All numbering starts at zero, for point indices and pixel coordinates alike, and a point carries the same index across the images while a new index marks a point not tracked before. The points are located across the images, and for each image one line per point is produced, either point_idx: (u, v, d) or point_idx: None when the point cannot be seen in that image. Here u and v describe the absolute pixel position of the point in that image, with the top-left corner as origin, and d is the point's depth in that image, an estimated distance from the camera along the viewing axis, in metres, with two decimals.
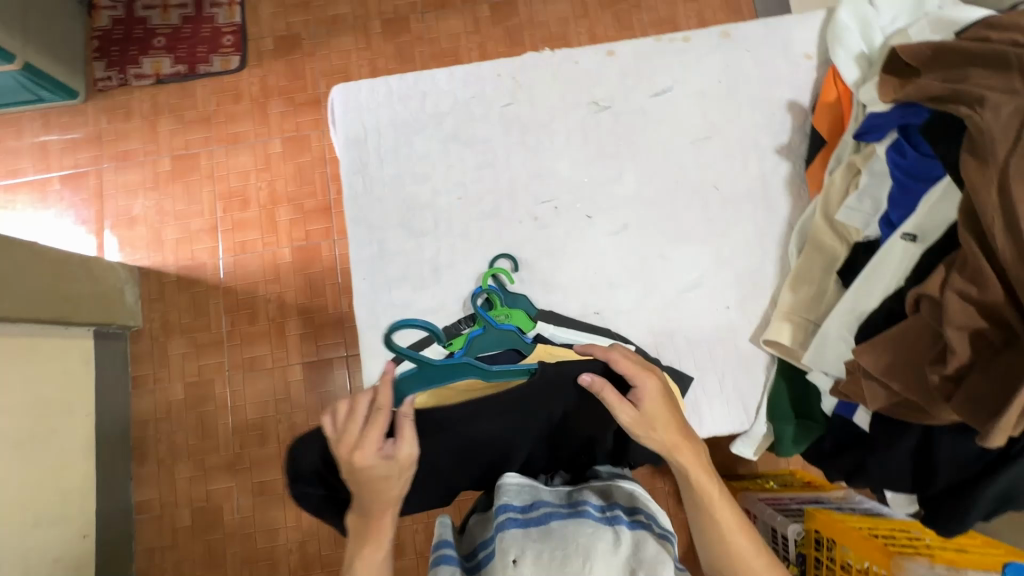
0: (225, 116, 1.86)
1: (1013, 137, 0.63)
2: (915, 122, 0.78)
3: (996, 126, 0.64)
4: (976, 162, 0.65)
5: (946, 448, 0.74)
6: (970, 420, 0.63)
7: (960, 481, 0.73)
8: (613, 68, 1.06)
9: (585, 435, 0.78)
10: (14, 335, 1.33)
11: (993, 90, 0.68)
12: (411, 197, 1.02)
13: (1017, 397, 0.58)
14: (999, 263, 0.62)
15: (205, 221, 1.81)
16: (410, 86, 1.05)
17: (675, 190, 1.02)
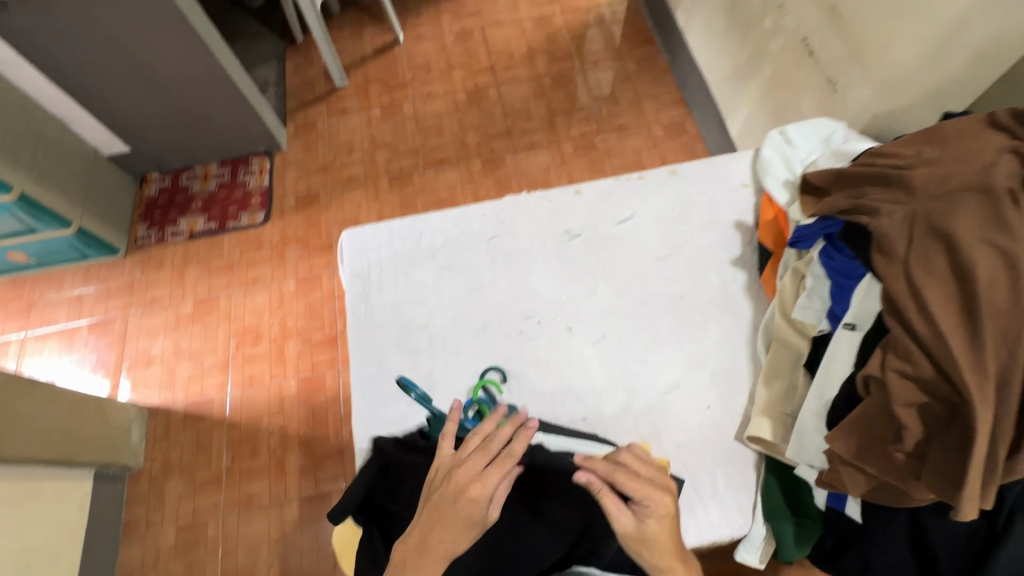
0: (246, 262, 2.08)
1: (907, 238, 0.76)
2: (835, 231, 0.92)
3: (893, 230, 0.77)
4: (883, 258, 0.77)
5: (935, 530, 0.77)
6: (941, 495, 0.66)
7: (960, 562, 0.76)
8: (581, 203, 1.24)
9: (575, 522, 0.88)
10: (26, 477, 1.34)
11: (884, 201, 0.82)
12: (408, 320, 1.13)
13: (971, 467, 0.62)
14: (923, 343, 0.69)
15: (218, 358, 1.91)
16: (408, 227, 1.23)
17: (646, 301, 1.13)
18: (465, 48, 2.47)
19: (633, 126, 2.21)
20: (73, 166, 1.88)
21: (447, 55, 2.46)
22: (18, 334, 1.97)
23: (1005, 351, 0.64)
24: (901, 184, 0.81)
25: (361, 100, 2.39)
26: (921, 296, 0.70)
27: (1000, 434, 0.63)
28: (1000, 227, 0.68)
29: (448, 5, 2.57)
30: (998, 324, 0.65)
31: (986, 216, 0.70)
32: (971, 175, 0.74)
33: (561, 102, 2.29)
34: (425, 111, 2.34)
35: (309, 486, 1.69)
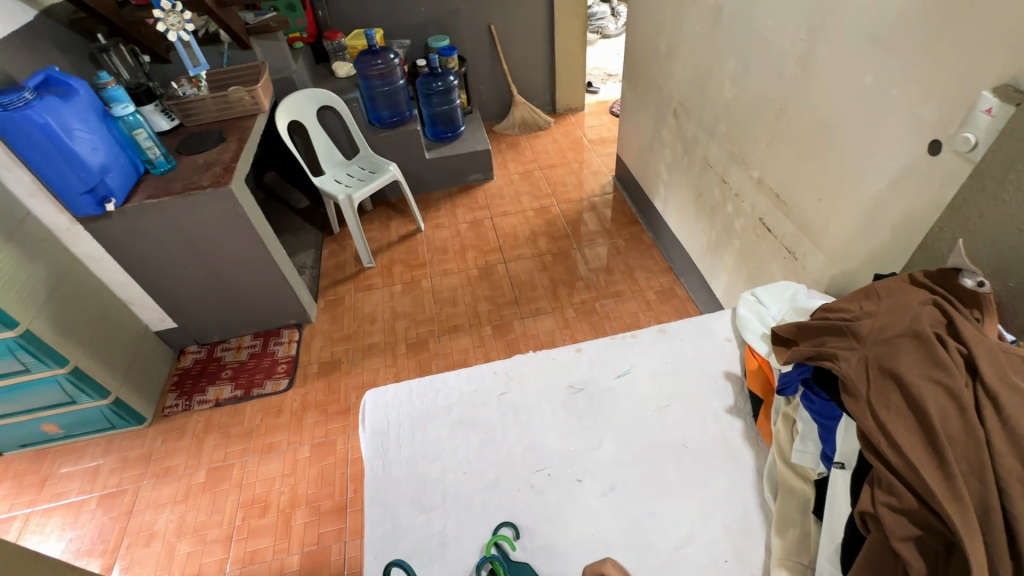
0: (265, 428, 2.15)
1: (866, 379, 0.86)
2: (809, 376, 1.02)
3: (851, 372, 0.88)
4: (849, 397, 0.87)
5: None
6: None
7: None
8: (582, 360, 1.38)
9: None
10: None
11: (841, 348, 0.95)
12: (422, 474, 1.18)
13: None
14: (902, 474, 0.75)
15: (222, 531, 1.86)
16: (426, 386, 1.35)
17: (650, 450, 1.19)
18: (477, 233, 2.89)
19: (627, 293, 2.46)
20: (120, 341, 2.10)
21: (461, 239, 2.87)
22: (25, 509, 1.95)
23: (973, 478, 0.70)
24: (852, 333, 0.95)
25: (385, 278, 2.72)
26: (888, 429, 0.79)
27: (997, 565, 0.65)
28: (937, 365, 0.79)
29: (462, 201, 3.08)
30: (960, 453, 0.72)
31: (923, 356, 0.82)
32: (903, 323, 0.87)
33: (561, 273, 2.60)
34: (441, 285, 2.64)
35: None
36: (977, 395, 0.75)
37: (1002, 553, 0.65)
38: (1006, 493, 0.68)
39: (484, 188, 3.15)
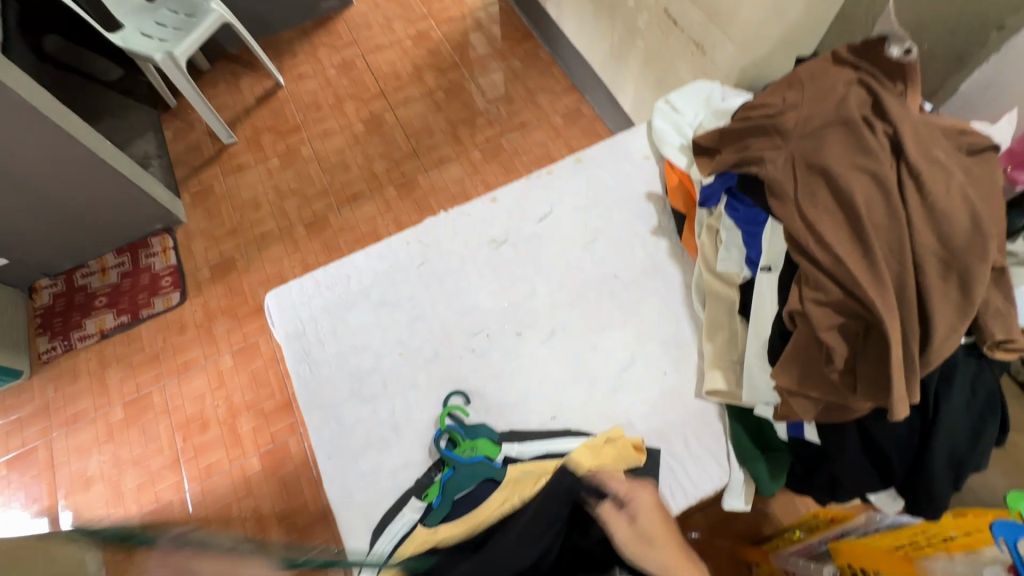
0: (173, 348, 1.94)
1: (793, 178, 0.82)
2: (733, 184, 0.99)
3: (778, 173, 0.83)
4: (777, 201, 0.83)
5: (884, 433, 0.80)
6: (877, 401, 0.72)
7: (911, 454, 0.80)
8: (499, 210, 1.26)
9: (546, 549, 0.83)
10: None
11: (765, 148, 0.88)
12: (356, 367, 1.10)
13: (894, 372, 0.68)
14: (827, 269, 0.76)
15: (166, 456, 1.77)
16: (333, 274, 1.20)
17: (583, 288, 1.17)
18: (350, 79, 2.42)
19: (534, 121, 2.25)
20: None
21: (334, 89, 2.41)
22: None
23: (893, 259, 0.71)
24: (776, 131, 0.88)
25: (256, 153, 2.29)
26: (816, 227, 0.77)
27: (909, 333, 0.69)
28: (864, 152, 0.76)
29: (322, 40, 2.51)
30: (883, 238, 0.72)
31: (851, 144, 0.78)
32: (830, 111, 0.81)
33: (459, 112, 2.30)
34: (325, 150, 2.27)
35: None
36: (901, 177, 0.73)
37: (914, 321, 0.70)
38: (921, 268, 0.70)
39: (345, 17, 2.56)
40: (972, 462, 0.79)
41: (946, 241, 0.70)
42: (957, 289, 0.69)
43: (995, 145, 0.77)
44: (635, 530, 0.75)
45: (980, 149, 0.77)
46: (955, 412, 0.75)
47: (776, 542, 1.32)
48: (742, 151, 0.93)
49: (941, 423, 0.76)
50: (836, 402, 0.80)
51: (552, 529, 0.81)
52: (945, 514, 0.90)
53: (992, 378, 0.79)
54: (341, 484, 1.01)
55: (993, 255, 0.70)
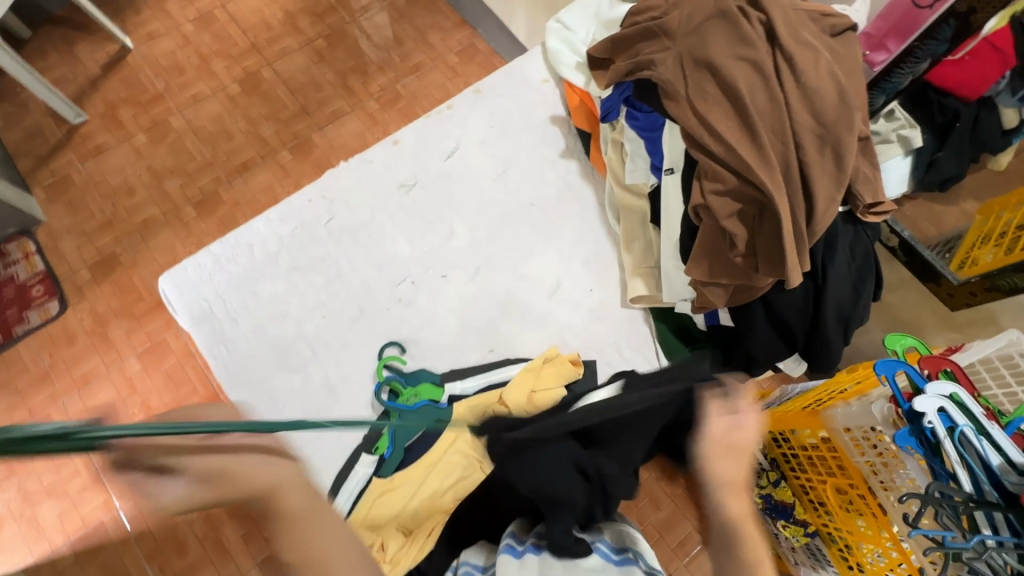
0: (64, 363, 1.72)
1: (683, 77, 0.84)
2: (629, 94, 1.01)
3: (670, 73, 0.85)
4: (671, 102, 0.85)
5: (787, 306, 0.89)
6: (775, 275, 0.79)
7: (809, 320, 0.89)
8: (403, 153, 1.19)
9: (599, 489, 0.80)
10: None
11: (655, 51, 0.89)
12: (278, 338, 1.04)
13: (786, 244, 0.75)
14: (722, 160, 0.80)
15: (85, 478, 1.62)
16: (233, 245, 1.09)
17: (502, 221, 1.16)
18: (212, 34, 2.14)
19: (429, 62, 2.13)
20: None
21: (195, 47, 2.12)
22: None
23: (777, 141, 0.76)
24: (662, 32, 0.88)
25: (115, 130, 2.00)
26: (708, 121, 0.79)
27: (796, 208, 0.75)
28: (743, 42, 0.79)
29: None
30: (767, 122, 0.76)
31: (731, 35, 0.80)
32: (709, 5, 0.83)
33: (345, 60, 2.12)
34: (200, 119, 2.03)
35: (262, 549, 1.56)
36: (777, 61, 0.77)
37: (798, 195, 0.75)
38: (801, 146, 0.75)
39: None
40: (857, 315, 0.89)
41: (819, 117, 0.75)
42: (832, 161, 0.75)
43: (854, 24, 0.82)
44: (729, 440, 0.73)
45: (843, 29, 0.82)
46: (839, 275, 0.85)
47: None
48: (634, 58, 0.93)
49: (829, 285, 0.85)
50: (743, 284, 0.87)
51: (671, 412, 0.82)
52: (841, 371, 1.03)
53: (868, 240, 0.89)
54: None
55: (859, 126, 0.76)
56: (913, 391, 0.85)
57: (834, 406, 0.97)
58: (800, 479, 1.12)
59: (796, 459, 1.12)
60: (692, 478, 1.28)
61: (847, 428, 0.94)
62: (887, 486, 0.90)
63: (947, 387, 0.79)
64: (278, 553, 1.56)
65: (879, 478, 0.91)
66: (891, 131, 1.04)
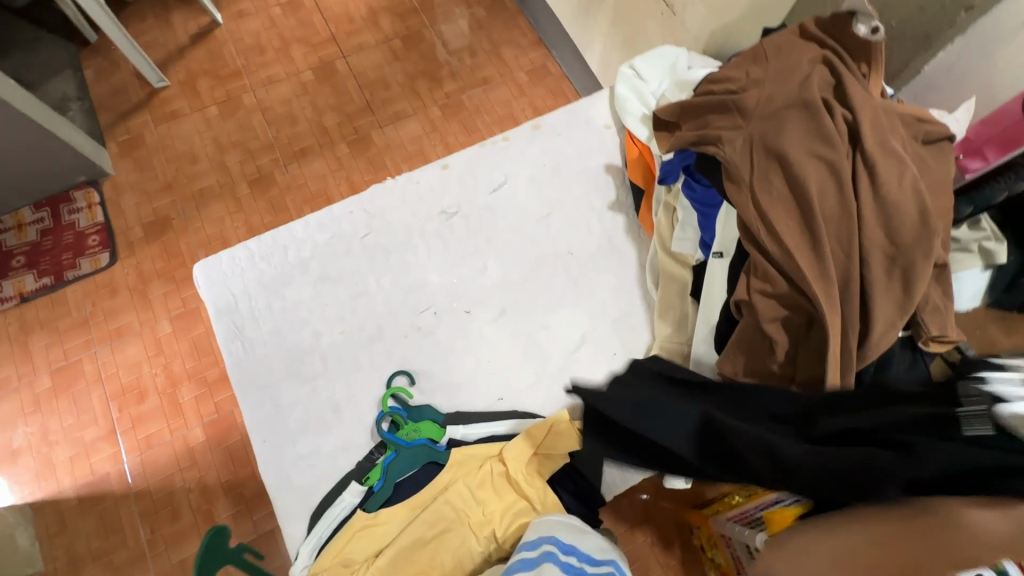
0: (103, 314, 1.80)
1: (750, 162, 0.78)
2: (691, 162, 0.96)
3: (736, 155, 0.80)
4: (733, 186, 0.80)
5: None
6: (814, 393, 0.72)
7: None
8: (450, 178, 1.18)
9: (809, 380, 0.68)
10: None
11: (725, 127, 0.83)
12: (294, 345, 1.04)
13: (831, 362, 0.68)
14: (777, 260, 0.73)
15: (101, 427, 1.68)
16: (270, 244, 1.11)
17: (535, 265, 1.12)
18: (298, 19, 2.21)
19: (498, 76, 2.13)
20: None
21: (278, 31, 2.19)
22: None
23: (841, 253, 0.70)
24: (737, 109, 0.83)
25: (192, 99, 2.08)
26: (769, 216, 0.74)
27: (848, 329, 0.68)
28: (822, 138, 0.73)
29: None
30: (832, 230, 0.70)
31: (810, 129, 0.74)
32: (793, 92, 0.77)
33: (417, 63, 2.14)
34: (270, 100, 2.09)
35: (249, 531, 1.58)
36: (855, 166, 0.71)
37: (857, 316, 0.68)
38: (867, 262, 0.69)
39: None
40: None
41: (894, 235, 0.68)
42: (899, 286, 0.68)
43: (952, 135, 0.75)
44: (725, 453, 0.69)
45: (938, 137, 0.75)
46: None
47: (716, 505, 1.39)
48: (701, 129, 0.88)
49: None
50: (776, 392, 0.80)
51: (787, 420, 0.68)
52: None
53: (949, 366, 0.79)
54: (276, 468, 0.96)
55: (937, 250, 0.69)
56: None
57: None
58: None
59: None
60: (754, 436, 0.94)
61: None
62: None
63: None
64: (262, 540, 1.57)
65: None
66: (973, 241, 0.90)
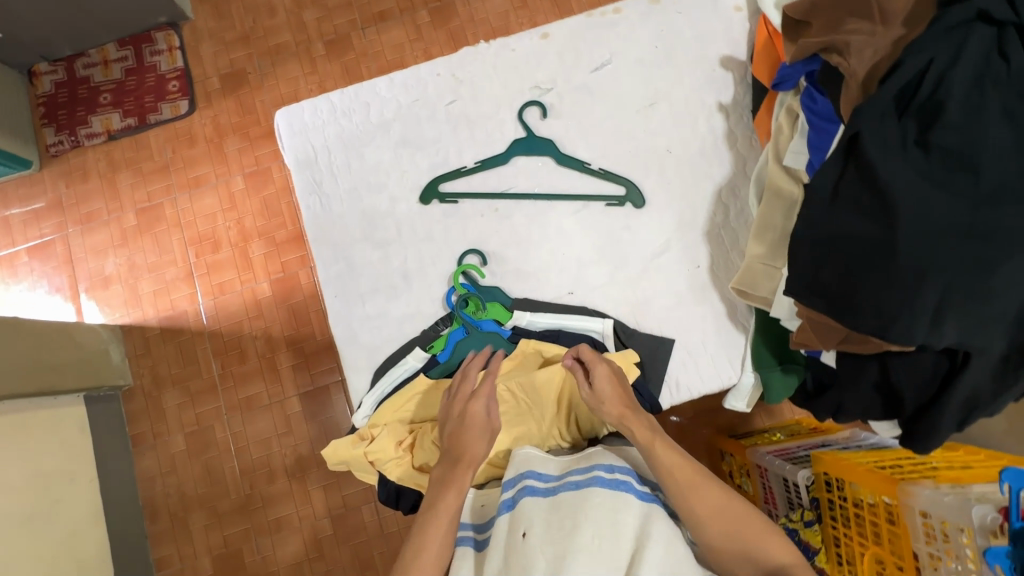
0: (183, 161, 1.69)
1: (879, 74, 0.71)
2: (815, 70, 0.84)
3: (862, 67, 0.73)
4: (857, 94, 0.73)
5: (902, 373, 0.76)
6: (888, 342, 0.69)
7: (926, 401, 0.76)
8: (549, 50, 1.06)
9: (914, 197, 0.65)
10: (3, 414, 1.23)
11: (860, 31, 0.74)
12: (369, 208, 1.02)
13: (887, 297, 0.67)
14: (898, 187, 0.65)
15: (180, 269, 1.64)
16: (352, 99, 1.06)
17: (629, 159, 1.03)
18: None
19: None
20: None
21: None
22: None
23: None
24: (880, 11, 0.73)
25: None
26: None
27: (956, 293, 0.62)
28: None
29: None
30: None
31: None
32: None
33: None
34: None
35: (307, 382, 1.56)
36: None
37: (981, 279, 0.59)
38: None
39: None
40: (987, 409, 0.75)
41: None
42: None
43: None
44: (858, 300, 0.70)
45: None
46: (988, 360, 0.70)
47: (754, 438, 1.36)
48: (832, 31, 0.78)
49: (970, 371, 0.71)
50: (857, 334, 0.75)
51: (901, 209, 0.65)
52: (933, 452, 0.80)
53: None
54: (345, 323, 0.99)
55: None
56: None
57: (920, 484, 0.85)
58: (837, 529, 1.04)
59: (842, 511, 1.03)
60: (877, 382, 0.80)
61: (925, 512, 0.83)
62: None
63: None
64: (319, 392, 1.55)
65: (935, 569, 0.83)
66: None
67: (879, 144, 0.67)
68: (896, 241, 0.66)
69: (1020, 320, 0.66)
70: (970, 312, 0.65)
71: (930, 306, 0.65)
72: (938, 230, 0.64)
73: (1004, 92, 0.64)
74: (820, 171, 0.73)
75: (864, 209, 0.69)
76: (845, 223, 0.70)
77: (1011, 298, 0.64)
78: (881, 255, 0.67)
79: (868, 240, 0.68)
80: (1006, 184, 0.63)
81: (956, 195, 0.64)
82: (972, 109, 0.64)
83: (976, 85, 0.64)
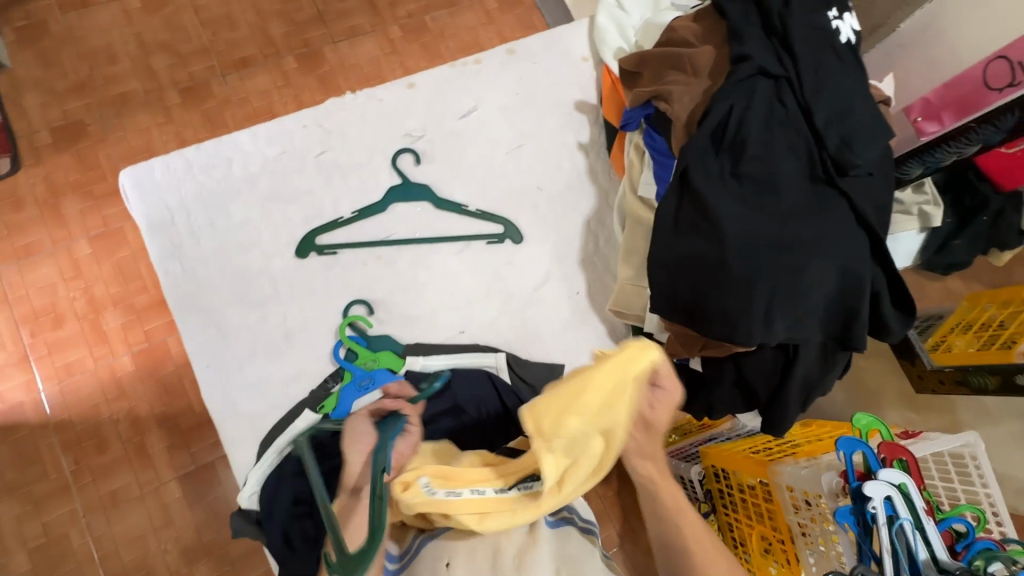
0: (4, 229, 1.33)
1: (692, 120, 0.85)
2: (651, 114, 0.95)
3: (683, 113, 0.86)
4: (680, 140, 0.86)
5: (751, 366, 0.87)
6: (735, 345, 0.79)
7: (773, 391, 0.87)
8: (417, 99, 1.10)
9: (735, 217, 0.77)
10: None
11: (678, 82, 0.88)
12: (241, 269, 0.97)
13: (725, 305, 0.77)
14: (719, 214, 0.77)
15: (9, 353, 1.27)
16: (211, 156, 1.01)
17: (504, 199, 1.09)
18: None
19: None
20: None
21: None
22: None
23: None
24: (690, 66, 0.87)
25: None
26: None
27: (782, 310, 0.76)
28: None
29: None
30: None
31: None
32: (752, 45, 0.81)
33: None
34: None
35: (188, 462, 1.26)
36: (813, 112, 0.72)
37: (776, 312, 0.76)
38: None
39: None
40: (819, 389, 0.88)
41: None
42: None
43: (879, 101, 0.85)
44: (709, 310, 0.79)
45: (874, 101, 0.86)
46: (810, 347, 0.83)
47: None
48: (657, 83, 0.91)
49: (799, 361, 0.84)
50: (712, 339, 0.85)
51: (729, 228, 0.77)
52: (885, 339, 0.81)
53: (892, 311, 0.82)
54: (221, 395, 0.92)
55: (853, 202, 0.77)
56: (864, 470, 0.87)
57: (783, 462, 0.98)
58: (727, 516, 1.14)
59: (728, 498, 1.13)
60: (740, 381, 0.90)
61: (790, 486, 0.94)
62: (811, 544, 0.91)
63: (898, 477, 0.82)
64: (206, 473, 1.26)
65: (805, 535, 0.93)
66: (914, 203, 0.95)
67: (703, 177, 0.79)
68: (728, 256, 0.77)
69: (829, 311, 0.80)
70: (792, 309, 0.77)
71: (763, 308, 0.76)
72: (759, 243, 0.76)
73: (786, 130, 0.79)
74: (664, 202, 0.84)
75: (702, 232, 0.79)
76: (686, 245, 0.81)
77: (819, 293, 0.77)
78: (718, 270, 0.78)
79: (707, 259, 0.79)
80: (798, 203, 0.77)
81: (764, 214, 0.77)
82: (767, 144, 0.78)
83: (766, 125, 0.79)
